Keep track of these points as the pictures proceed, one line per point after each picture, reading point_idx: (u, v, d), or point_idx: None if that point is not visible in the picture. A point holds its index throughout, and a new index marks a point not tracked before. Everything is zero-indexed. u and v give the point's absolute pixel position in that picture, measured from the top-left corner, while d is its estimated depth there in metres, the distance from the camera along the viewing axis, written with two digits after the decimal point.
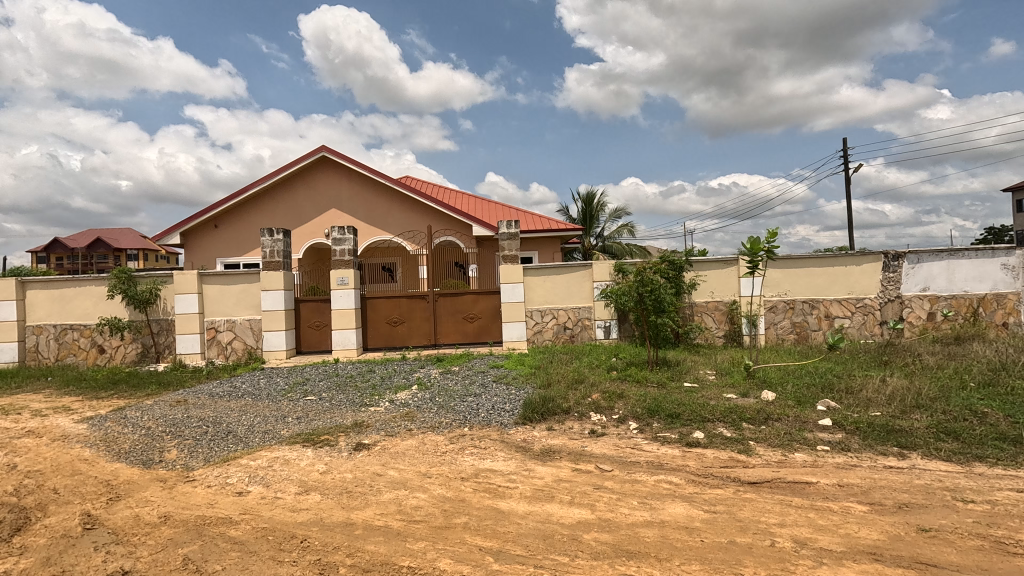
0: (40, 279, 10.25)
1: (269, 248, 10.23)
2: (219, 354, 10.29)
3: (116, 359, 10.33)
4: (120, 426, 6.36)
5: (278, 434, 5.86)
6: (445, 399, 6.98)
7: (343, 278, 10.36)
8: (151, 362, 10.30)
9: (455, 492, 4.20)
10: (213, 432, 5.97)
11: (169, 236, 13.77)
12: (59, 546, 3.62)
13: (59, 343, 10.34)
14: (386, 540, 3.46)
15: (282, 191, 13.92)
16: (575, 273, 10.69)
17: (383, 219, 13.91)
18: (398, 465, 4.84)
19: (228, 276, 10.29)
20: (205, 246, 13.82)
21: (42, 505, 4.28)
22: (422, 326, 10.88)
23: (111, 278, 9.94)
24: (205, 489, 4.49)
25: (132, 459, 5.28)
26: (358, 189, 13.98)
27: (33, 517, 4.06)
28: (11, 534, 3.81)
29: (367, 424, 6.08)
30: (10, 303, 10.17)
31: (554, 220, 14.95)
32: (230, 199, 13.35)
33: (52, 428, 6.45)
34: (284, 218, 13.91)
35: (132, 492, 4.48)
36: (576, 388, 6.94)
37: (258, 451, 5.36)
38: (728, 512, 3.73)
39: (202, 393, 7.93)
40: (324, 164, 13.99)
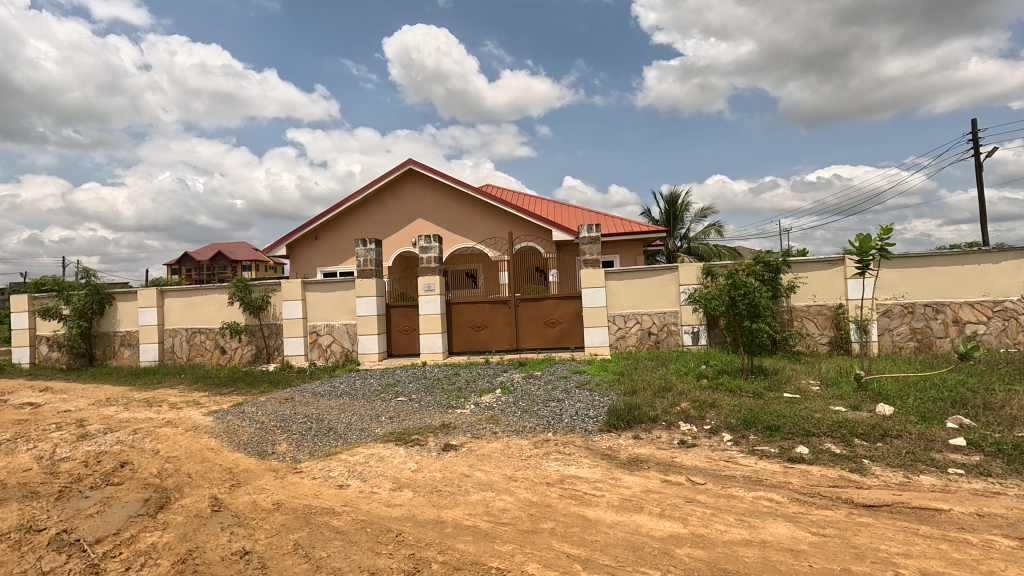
0: (175, 288, 11.72)
1: (363, 257, 10.92)
2: (320, 356, 11.12)
3: (235, 359, 11.49)
4: (240, 419, 7.08)
5: (373, 432, 6.22)
6: (529, 404, 7.04)
7: (430, 285, 10.81)
8: (263, 362, 11.36)
9: (541, 497, 4.21)
10: (317, 428, 6.48)
11: (276, 248, 15.17)
12: (194, 523, 4.10)
13: (190, 344, 11.74)
14: (475, 540, 3.54)
15: (373, 203, 14.83)
16: (659, 277, 10.36)
17: (465, 226, 14.36)
18: (484, 467, 4.94)
19: (328, 284, 11.12)
20: (307, 256, 15.06)
21: (179, 487, 4.88)
22: (504, 331, 11.05)
23: (231, 287, 11.16)
24: (310, 480, 4.87)
25: (250, 450, 5.86)
26: (442, 199, 14.54)
27: (173, 497, 4.64)
28: (157, 510, 4.38)
29: (454, 426, 6.27)
30: (152, 309, 11.71)
31: (637, 223, 14.58)
32: (327, 212, 14.44)
33: (185, 419, 7.33)
34: (375, 228, 14.79)
35: (250, 480, 4.97)
36: (663, 397, 6.68)
37: (355, 448, 5.73)
38: (840, 537, 3.40)
39: (306, 391, 8.62)
40: (410, 176, 14.69)
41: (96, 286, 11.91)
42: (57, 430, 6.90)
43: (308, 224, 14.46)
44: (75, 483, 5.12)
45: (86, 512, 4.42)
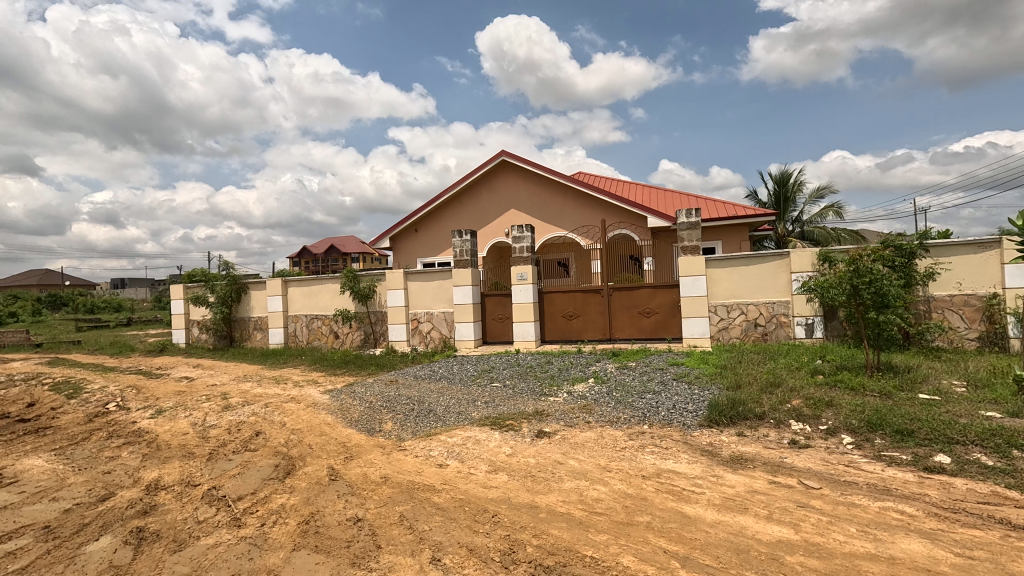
0: (296, 279, 13.02)
1: (459, 248, 11.33)
2: (420, 342, 11.75)
3: (347, 343, 12.52)
4: (351, 398, 7.73)
5: (469, 416, 6.46)
6: (623, 395, 6.89)
7: (523, 274, 10.96)
8: (370, 347, 12.27)
9: (636, 489, 4.12)
10: (418, 409, 6.87)
11: (381, 241, 16.24)
12: (315, 489, 4.56)
13: (309, 329, 12.99)
14: (569, 527, 3.57)
15: (468, 195, 15.28)
16: (767, 264, 9.60)
17: (557, 215, 14.32)
18: (578, 456, 4.93)
19: (427, 274, 11.69)
20: (408, 248, 15.95)
21: (302, 456, 5.45)
22: (597, 320, 10.91)
23: (343, 277, 12.16)
24: (413, 457, 5.20)
25: (360, 426, 6.38)
26: (535, 188, 14.60)
27: (298, 465, 5.20)
28: (285, 476, 4.94)
29: (547, 413, 6.33)
30: (278, 297, 13.11)
31: (742, 206, 13.58)
32: (426, 205, 15.15)
33: (306, 396, 8.15)
34: (470, 220, 15.26)
35: (361, 454, 5.41)
36: (771, 393, 6.20)
37: (454, 429, 6.00)
38: (992, 562, 2.95)
39: (409, 375, 9.19)
40: (503, 167, 14.92)
41: (234, 277, 13.59)
42: (206, 401, 8.02)
43: (409, 217, 15.29)
44: (221, 447, 5.92)
45: (230, 472, 5.11)
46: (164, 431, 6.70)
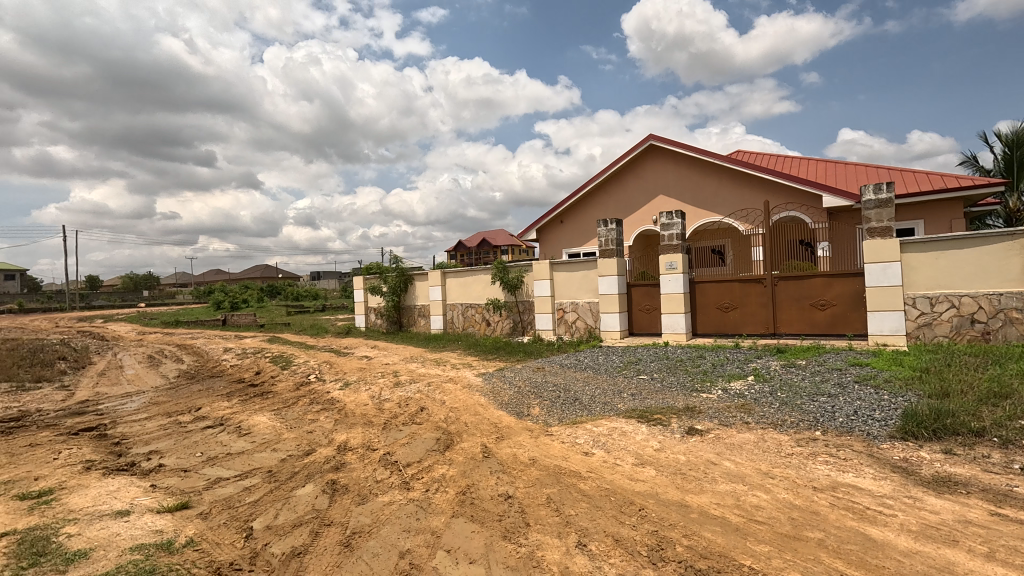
0: (453, 270, 14.15)
1: (604, 238, 11.21)
2: (566, 331, 11.91)
3: (497, 330, 13.24)
4: (502, 382, 8.18)
5: (615, 407, 6.40)
6: (790, 395, 6.19)
7: (672, 263, 10.43)
8: (519, 335, 12.80)
9: (806, 501, 3.69)
10: (564, 397, 7.01)
11: (528, 233, 16.78)
12: (471, 464, 4.95)
13: (464, 317, 14.03)
14: (723, 532, 3.34)
15: (614, 183, 14.98)
16: (990, 247, 7.78)
17: (712, 199, 13.31)
18: (734, 457, 4.57)
19: (572, 264, 11.78)
20: (554, 239, 16.23)
21: (459, 433, 5.95)
22: (758, 313, 9.92)
23: (494, 268, 12.88)
24: (559, 443, 5.33)
25: (510, 409, 6.72)
26: (686, 172, 13.74)
27: (456, 440, 5.69)
28: (445, 449, 5.45)
29: (699, 410, 5.97)
30: (437, 287, 14.39)
31: (955, 176, 11.10)
32: (571, 196, 15.24)
33: (462, 378, 8.85)
34: (616, 208, 14.96)
35: (511, 435, 5.71)
36: (995, 405, 5.02)
37: (599, 419, 6.00)
38: None
39: (555, 363, 9.40)
40: (651, 152, 14.31)
41: (401, 270, 15.27)
42: (382, 378, 9.19)
43: (555, 208, 15.53)
44: (393, 419, 6.75)
45: (401, 441, 5.80)
46: (350, 401, 7.86)
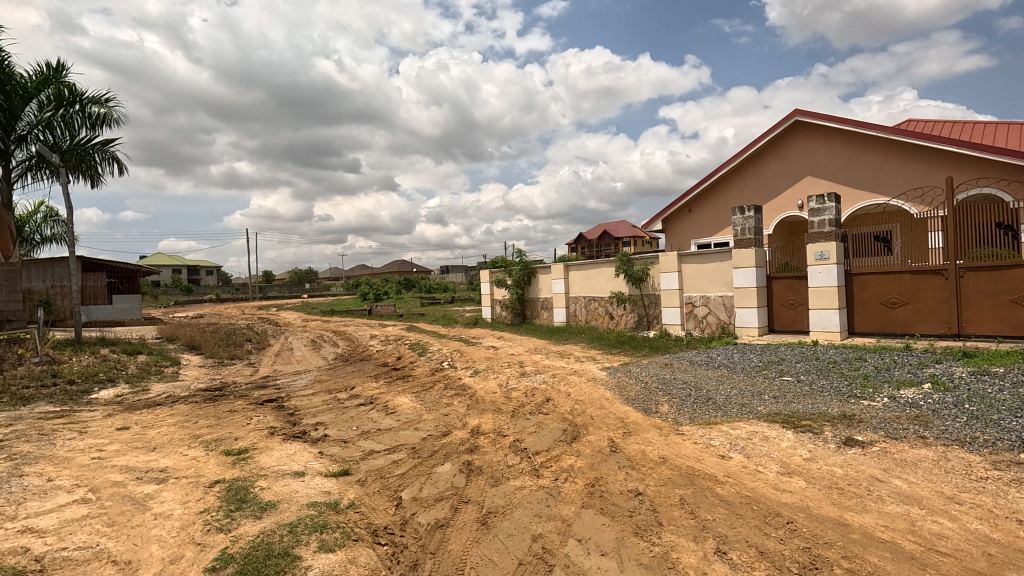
0: (576, 263, 14.15)
1: (740, 226, 10.39)
2: (696, 327, 11.24)
3: (621, 324, 12.95)
4: (628, 377, 8.01)
5: (755, 409, 5.91)
6: (982, 409, 5.19)
7: (823, 253, 9.31)
8: (644, 329, 12.39)
9: (1008, 536, 3.08)
10: (696, 395, 6.65)
11: (653, 223, 16.14)
12: (598, 458, 4.93)
13: (586, 310, 13.96)
14: (895, 559, 2.93)
15: (751, 166, 13.75)
16: None
17: (874, 179, 11.59)
18: (907, 476, 3.97)
19: (703, 255, 11.08)
20: (682, 229, 15.41)
21: (585, 425, 5.96)
22: (936, 310, 8.46)
23: (618, 260, 12.64)
24: (691, 443, 5.09)
25: (637, 405, 6.56)
26: (840, 149, 12.13)
27: (582, 433, 5.72)
28: (572, 440, 5.50)
29: (860, 419, 5.27)
30: (560, 280, 14.52)
31: None
32: (701, 183, 14.32)
33: (587, 371, 8.85)
34: (754, 194, 13.73)
35: (639, 432, 5.58)
36: None
37: (737, 422, 5.60)
38: None
39: (684, 359, 8.96)
40: (796, 129, 12.87)
41: (525, 263, 15.68)
42: (508, 367, 9.55)
43: (683, 196, 14.73)
44: (521, 407, 6.99)
45: (529, 429, 5.99)
46: (480, 388, 8.31)
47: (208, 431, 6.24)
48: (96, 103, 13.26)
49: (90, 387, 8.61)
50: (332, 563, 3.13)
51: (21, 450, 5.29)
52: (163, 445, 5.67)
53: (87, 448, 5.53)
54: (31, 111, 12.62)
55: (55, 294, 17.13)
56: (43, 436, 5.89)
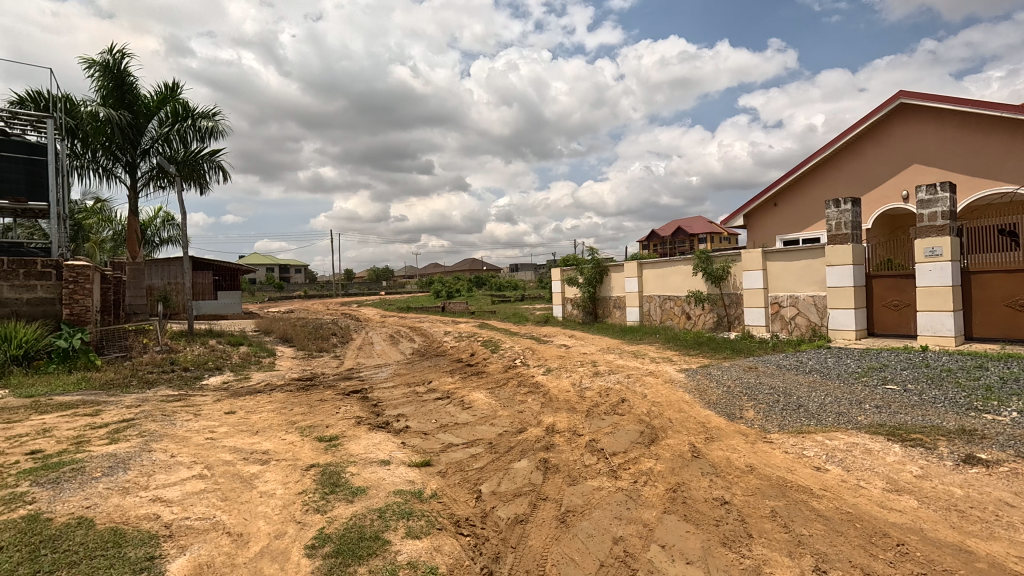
0: (651, 261, 13.77)
1: (835, 220, 9.62)
2: (783, 328, 10.55)
3: (699, 324, 12.43)
4: (709, 380, 7.67)
5: (855, 419, 5.45)
6: None
7: (934, 249, 8.40)
8: (724, 330, 11.81)
9: None
10: (785, 402, 6.25)
11: (734, 219, 15.34)
12: (679, 462, 4.77)
13: (662, 309, 13.53)
14: None
15: (847, 155, 12.67)
16: None
17: (996, 165, 10.28)
18: None
19: (792, 252, 10.36)
20: (766, 224, 14.51)
21: (664, 428, 5.79)
22: None
23: (696, 258, 12.14)
24: (782, 452, 4.78)
25: (720, 410, 6.27)
26: (952, 134, 10.87)
27: (661, 435, 5.55)
28: (651, 443, 5.36)
29: (982, 435, 4.70)
30: (633, 279, 14.19)
31: None
32: (789, 174, 13.40)
33: (663, 373, 8.58)
34: (849, 185, 12.64)
35: (722, 437, 5.33)
36: None
37: (833, 432, 5.19)
38: None
39: (771, 363, 8.43)
40: (900, 113, 11.69)
41: (598, 261, 15.48)
42: (581, 366, 9.47)
43: (768, 190, 13.87)
44: (595, 407, 6.91)
45: (604, 430, 5.91)
46: (553, 386, 8.31)
47: (302, 418, 6.73)
48: (205, 118, 14.67)
49: (202, 374, 9.58)
50: (418, 549, 3.26)
51: (149, 428, 5.98)
52: (264, 429, 6.19)
53: (202, 429, 6.16)
54: (153, 127, 14.20)
55: (172, 290, 19.18)
56: (166, 416, 6.63)
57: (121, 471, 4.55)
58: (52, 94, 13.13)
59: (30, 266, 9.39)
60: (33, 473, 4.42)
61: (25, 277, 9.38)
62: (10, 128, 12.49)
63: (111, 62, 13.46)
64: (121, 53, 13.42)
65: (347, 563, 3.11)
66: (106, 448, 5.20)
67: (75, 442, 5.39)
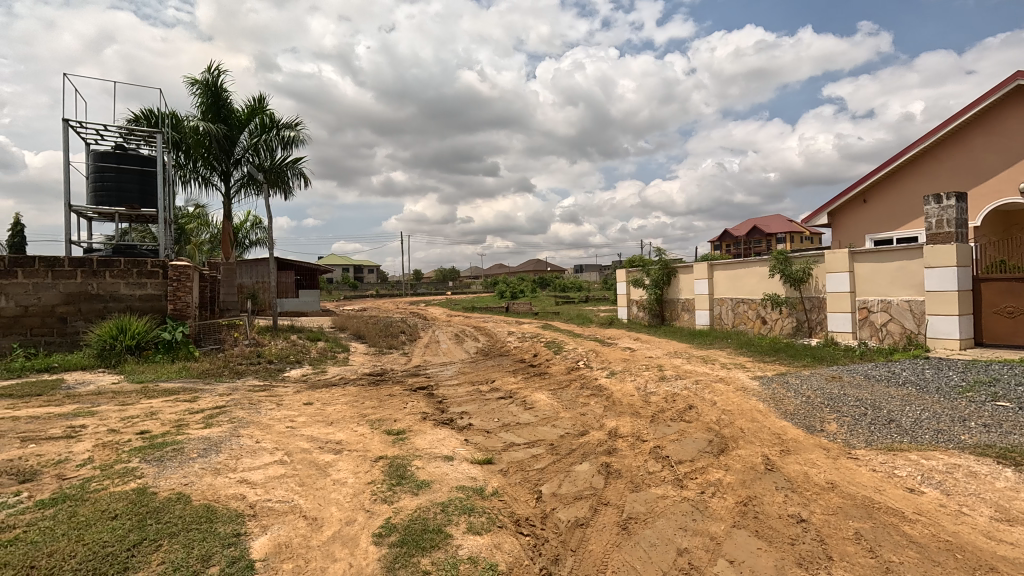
0: (722, 262, 13.17)
1: (936, 218, 8.78)
2: (872, 335, 9.71)
3: (776, 329, 11.72)
4: (785, 389, 7.21)
5: (957, 438, 4.91)
6: None
7: None
8: (804, 336, 11.06)
9: None
10: (874, 416, 5.74)
11: (817, 216, 14.34)
12: (750, 475, 4.51)
13: (734, 313, 12.90)
14: None
15: (950, 146, 11.45)
16: None
17: None
18: None
19: (883, 253, 9.52)
20: (854, 222, 13.44)
21: (735, 438, 5.51)
22: None
23: (773, 259, 11.48)
24: (869, 471, 4.40)
25: (798, 421, 5.88)
26: None
27: (731, 445, 5.29)
28: (720, 453, 5.12)
29: None
30: (704, 280, 13.62)
31: None
32: (880, 168, 12.33)
33: (735, 380, 8.16)
34: (952, 179, 11.42)
35: (800, 451, 4.99)
36: None
37: (931, 451, 4.70)
38: None
39: (857, 373, 7.78)
40: (1016, 97, 10.39)
41: (665, 262, 15.03)
42: (647, 370, 9.22)
43: (856, 185, 12.84)
44: (661, 413, 6.69)
45: (670, 437, 5.72)
46: (617, 389, 8.15)
47: (373, 412, 7.06)
48: (289, 128, 15.77)
49: (284, 367, 10.31)
50: (479, 545, 3.32)
51: (238, 415, 6.52)
52: (338, 420, 6.56)
53: (283, 417, 6.63)
54: (245, 138, 15.46)
55: (259, 288, 20.77)
56: (253, 404, 7.20)
57: (214, 453, 4.99)
58: (161, 111, 14.66)
59: (142, 266, 10.50)
60: (142, 451, 4.95)
61: (138, 276, 10.47)
62: (127, 142, 14.06)
63: (211, 81, 14.84)
64: (217, 71, 14.74)
65: (411, 553, 3.22)
66: (201, 431, 5.73)
67: (177, 424, 5.99)
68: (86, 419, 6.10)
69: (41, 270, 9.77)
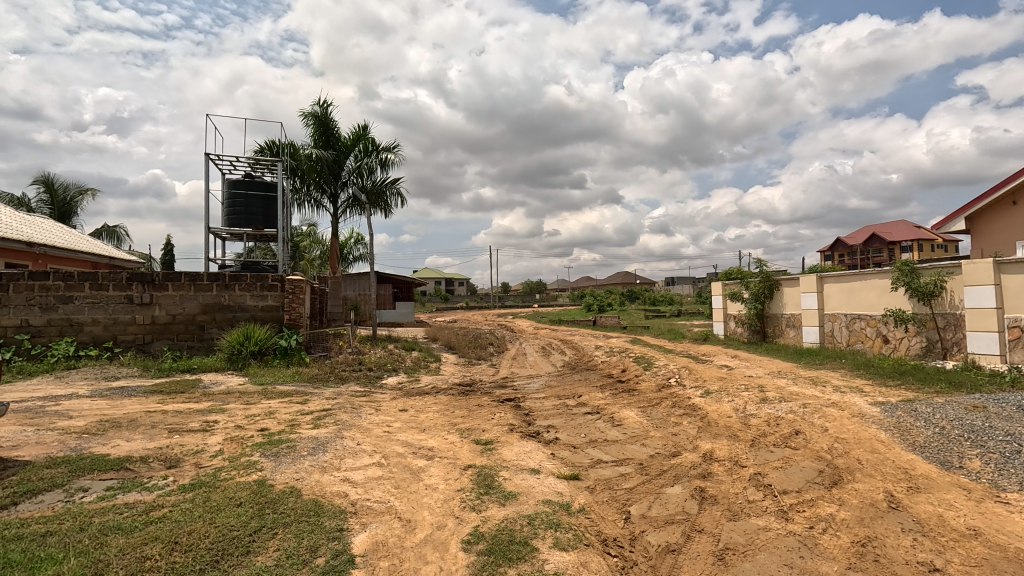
0: (833, 274, 12.06)
1: None
2: None
3: (901, 350, 10.44)
4: (913, 418, 6.39)
5: None
6: None
7: None
8: (937, 358, 9.72)
9: None
10: None
11: (954, 221, 12.61)
12: (870, 512, 4.04)
13: (849, 330, 11.69)
14: None
15: None
16: None
17: None
18: None
19: None
20: (1002, 226, 11.65)
21: (850, 470, 4.97)
22: None
23: (896, 271, 10.30)
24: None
25: (929, 455, 5.18)
26: None
27: (846, 478, 4.77)
28: (833, 485, 4.64)
29: None
30: (812, 294, 12.54)
31: None
32: None
33: (851, 405, 7.34)
34: None
35: (932, 489, 4.38)
36: None
37: None
38: None
39: (1007, 402, 6.69)
40: None
41: (767, 274, 14.03)
42: (746, 391, 8.60)
43: (1003, 184, 11.14)
44: (762, 437, 6.22)
45: (773, 463, 5.29)
46: (712, 410, 7.69)
47: (463, 421, 7.28)
48: (388, 150, 16.92)
49: (382, 374, 11.01)
50: (565, 562, 3.29)
51: (342, 418, 7.04)
52: (430, 428, 6.84)
53: (381, 423, 7.04)
54: (350, 162, 16.85)
55: (361, 300, 22.31)
56: (355, 409, 7.76)
57: (321, 451, 5.45)
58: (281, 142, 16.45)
59: (265, 280, 11.76)
60: (262, 446, 5.52)
61: (261, 288, 11.74)
62: (255, 171, 15.90)
63: (322, 112, 16.40)
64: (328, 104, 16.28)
65: (498, 563, 3.28)
66: (311, 431, 6.27)
67: (290, 424, 6.60)
68: (218, 415, 6.93)
69: (186, 284, 11.30)
